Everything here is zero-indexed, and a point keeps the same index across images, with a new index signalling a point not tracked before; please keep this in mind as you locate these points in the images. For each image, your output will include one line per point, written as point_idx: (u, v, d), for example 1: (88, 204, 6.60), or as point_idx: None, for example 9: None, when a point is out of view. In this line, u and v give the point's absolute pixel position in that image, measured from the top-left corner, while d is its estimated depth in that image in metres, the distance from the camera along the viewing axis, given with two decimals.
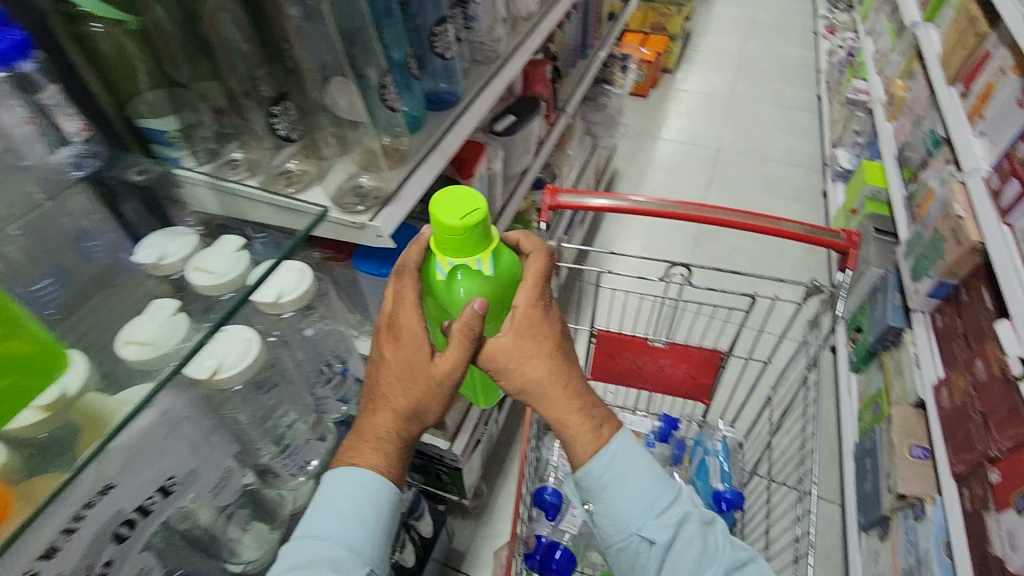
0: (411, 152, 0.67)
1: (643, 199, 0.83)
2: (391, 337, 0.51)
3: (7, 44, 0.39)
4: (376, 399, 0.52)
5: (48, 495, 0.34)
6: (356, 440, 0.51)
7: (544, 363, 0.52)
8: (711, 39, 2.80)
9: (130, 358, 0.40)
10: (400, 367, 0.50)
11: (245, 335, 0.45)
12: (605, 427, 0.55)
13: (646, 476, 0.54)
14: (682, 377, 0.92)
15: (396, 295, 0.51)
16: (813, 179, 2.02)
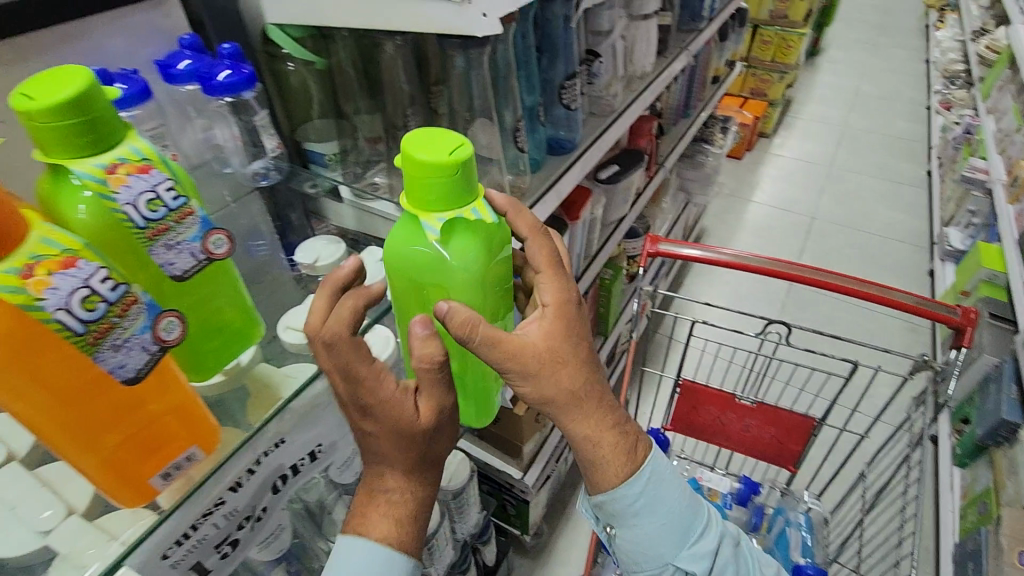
0: (530, 190, 0.73)
1: (743, 254, 0.84)
2: (360, 415, 0.40)
3: (239, 76, 0.48)
4: (375, 463, 0.43)
5: (232, 448, 0.35)
6: (365, 500, 0.44)
7: (576, 373, 0.42)
8: (812, 108, 2.77)
9: (290, 344, 0.42)
10: (390, 438, 0.41)
11: (385, 333, 0.50)
12: (636, 447, 0.49)
13: (679, 502, 0.51)
14: (769, 439, 0.89)
15: (338, 370, 0.38)
16: (918, 256, 1.92)
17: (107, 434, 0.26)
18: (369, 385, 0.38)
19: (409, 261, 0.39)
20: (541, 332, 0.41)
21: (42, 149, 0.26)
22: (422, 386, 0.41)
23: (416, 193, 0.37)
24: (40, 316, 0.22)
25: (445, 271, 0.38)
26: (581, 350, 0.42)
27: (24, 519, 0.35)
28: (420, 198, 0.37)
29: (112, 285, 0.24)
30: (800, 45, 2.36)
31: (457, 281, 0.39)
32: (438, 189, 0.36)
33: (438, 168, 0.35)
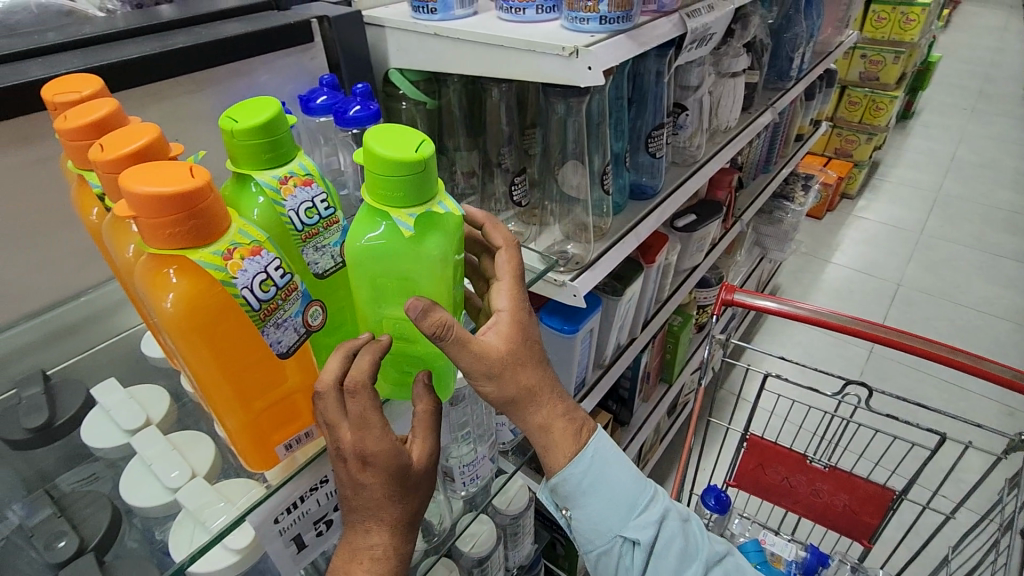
0: (611, 230, 0.76)
1: (821, 309, 0.82)
2: (360, 466, 0.35)
3: (367, 112, 0.54)
4: (358, 516, 0.38)
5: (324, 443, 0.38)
6: (343, 560, 0.38)
7: (533, 372, 0.43)
8: (901, 171, 2.67)
9: None
10: (387, 486, 0.36)
11: None
12: (583, 430, 0.49)
13: (624, 474, 0.51)
14: (841, 507, 0.85)
15: (350, 419, 0.34)
16: (1019, 335, 1.77)
17: (253, 398, 0.31)
18: (383, 432, 0.34)
19: (373, 266, 0.35)
20: (500, 340, 0.41)
21: (235, 161, 0.33)
22: (416, 431, 0.39)
23: (381, 190, 0.33)
24: (231, 290, 0.27)
25: (423, 273, 0.36)
26: (539, 357, 0.44)
27: (157, 477, 0.39)
28: (386, 198, 0.33)
29: (281, 274, 0.29)
30: (892, 108, 2.31)
31: (436, 285, 0.36)
32: (409, 185, 0.33)
33: (406, 165, 0.32)
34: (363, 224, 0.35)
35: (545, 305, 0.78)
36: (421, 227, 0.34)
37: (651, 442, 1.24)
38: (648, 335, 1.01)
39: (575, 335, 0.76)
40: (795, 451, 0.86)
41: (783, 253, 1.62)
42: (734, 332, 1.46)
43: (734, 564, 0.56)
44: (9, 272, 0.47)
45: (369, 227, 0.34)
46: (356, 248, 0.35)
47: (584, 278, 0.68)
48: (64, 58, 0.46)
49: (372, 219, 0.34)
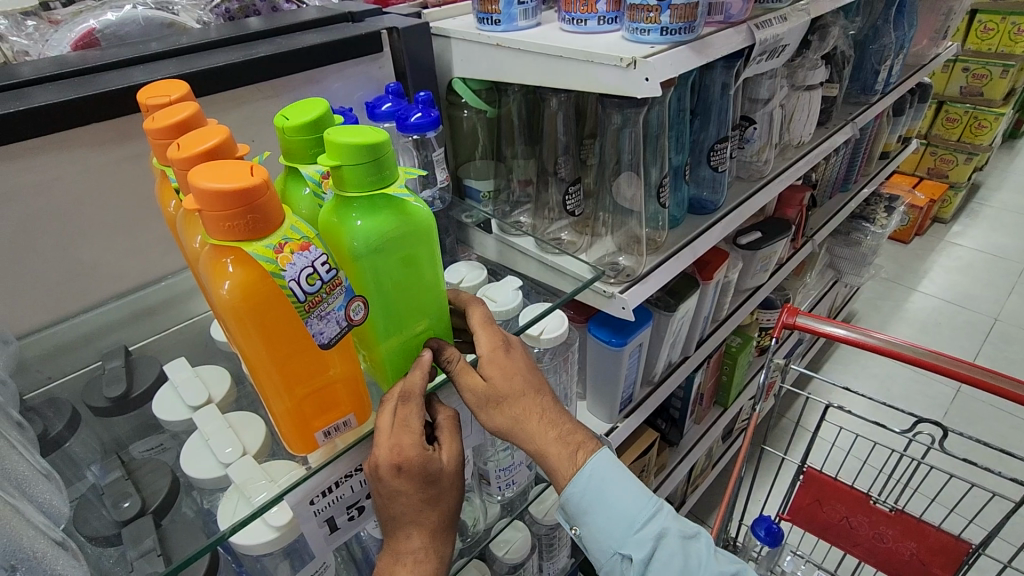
0: (666, 245, 0.75)
1: (894, 337, 0.76)
2: (393, 473, 0.38)
3: (427, 119, 0.56)
4: (399, 524, 0.40)
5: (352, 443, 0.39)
6: (388, 561, 0.41)
7: (522, 401, 0.45)
8: (1006, 196, 2.43)
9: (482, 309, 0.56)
10: (421, 490, 0.39)
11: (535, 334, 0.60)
12: (580, 450, 0.48)
13: (626, 493, 0.50)
14: (908, 555, 0.78)
15: (393, 425, 0.38)
16: None
17: (296, 385, 0.33)
18: (415, 433, 0.38)
19: (380, 259, 0.35)
20: (487, 376, 0.44)
21: (287, 155, 0.37)
22: (442, 436, 0.41)
23: (361, 178, 0.33)
24: (279, 282, 0.29)
25: (419, 243, 0.37)
26: (535, 382, 0.45)
27: (213, 451, 0.42)
28: (375, 184, 0.33)
29: (328, 269, 0.31)
30: (997, 126, 2.11)
31: (431, 248, 0.38)
32: (388, 163, 0.33)
33: (372, 145, 0.32)
34: (358, 223, 0.34)
35: (594, 317, 0.77)
36: (405, 201, 0.35)
37: (701, 466, 1.20)
38: (703, 354, 0.98)
39: (623, 349, 0.74)
40: (856, 488, 0.80)
41: (859, 277, 1.52)
42: (800, 358, 1.39)
43: None
44: (103, 257, 0.52)
45: (365, 223, 0.34)
46: (356, 247, 0.34)
47: (634, 291, 0.67)
48: (161, 66, 0.50)
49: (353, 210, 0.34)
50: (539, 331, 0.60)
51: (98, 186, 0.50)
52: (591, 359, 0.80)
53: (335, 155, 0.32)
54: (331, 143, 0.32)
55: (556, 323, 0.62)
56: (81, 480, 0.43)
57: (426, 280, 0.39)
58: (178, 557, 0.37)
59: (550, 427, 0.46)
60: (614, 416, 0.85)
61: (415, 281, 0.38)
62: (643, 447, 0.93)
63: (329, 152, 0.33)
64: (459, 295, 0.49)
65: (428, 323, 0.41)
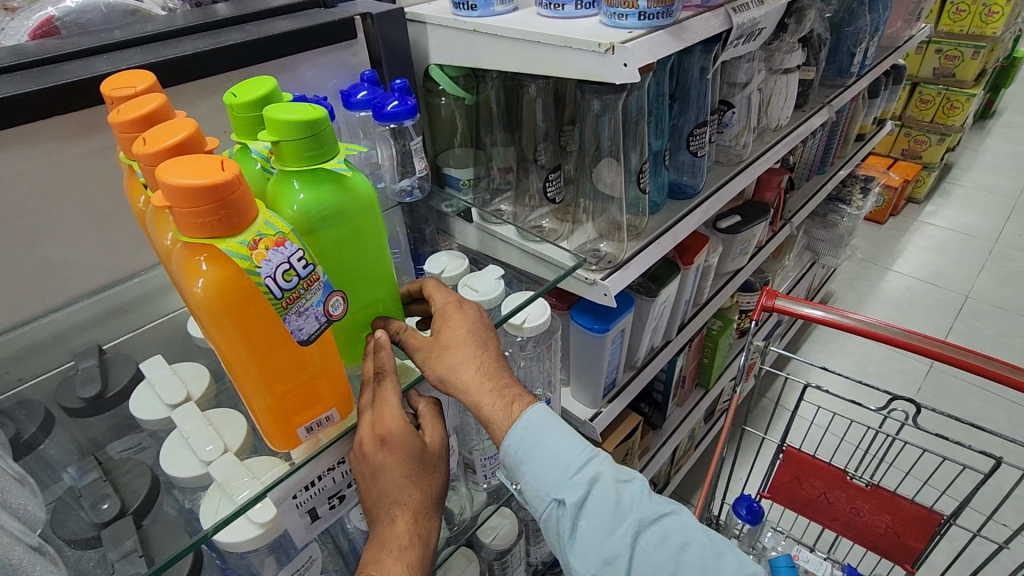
0: (647, 230, 0.75)
1: (869, 318, 0.78)
2: (378, 445, 0.39)
3: (404, 108, 0.55)
4: (384, 506, 0.40)
5: (331, 440, 0.39)
6: (373, 551, 0.39)
7: (469, 353, 0.45)
8: (976, 175, 2.49)
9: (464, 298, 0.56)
10: (405, 465, 0.40)
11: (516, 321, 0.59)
12: (517, 402, 0.47)
13: (560, 437, 0.48)
14: (883, 528, 0.81)
15: (372, 402, 0.40)
16: None
17: (276, 382, 0.33)
18: (397, 405, 0.40)
19: (324, 233, 0.35)
20: (441, 335, 0.46)
21: (238, 133, 0.37)
22: (424, 419, 0.43)
23: (299, 153, 0.33)
24: (255, 279, 0.28)
25: (363, 217, 0.37)
26: (485, 334, 0.47)
27: (193, 449, 0.41)
28: (314, 159, 0.33)
29: (304, 264, 0.30)
30: (968, 106, 2.15)
31: (374, 222, 0.38)
32: (327, 138, 0.33)
33: (307, 120, 0.32)
34: (297, 196, 0.34)
35: (576, 303, 0.77)
36: (345, 175, 0.35)
37: (684, 447, 1.22)
38: (685, 338, 0.99)
39: (606, 335, 0.75)
40: (834, 466, 0.82)
41: (836, 259, 1.55)
42: (779, 339, 1.42)
43: (679, 526, 0.47)
44: (72, 254, 0.51)
45: (306, 197, 0.34)
46: (299, 222, 0.34)
47: (615, 278, 0.67)
48: (127, 55, 0.49)
49: (294, 184, 0.34)
50: (522, 319, 0.60)
51: (64, 180, 0.48)
52: (573, 345, 0.80)
53: (274, 132, 0.32)
54: (270, 120, 0.32)
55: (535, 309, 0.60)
56: (57, 482, 0.43)
57: (373, 253, 0.39)
58: (162, 556, 0.36)
59: (494, 387, 0.45)
60: (599, 401, 0.85)
61: (361, 256, 0.38)
62: (627, 431, 0.94)
63: (270, 130, 0.33)
64: (416, 282, 0.51)
65: (378, 298, 0.41)
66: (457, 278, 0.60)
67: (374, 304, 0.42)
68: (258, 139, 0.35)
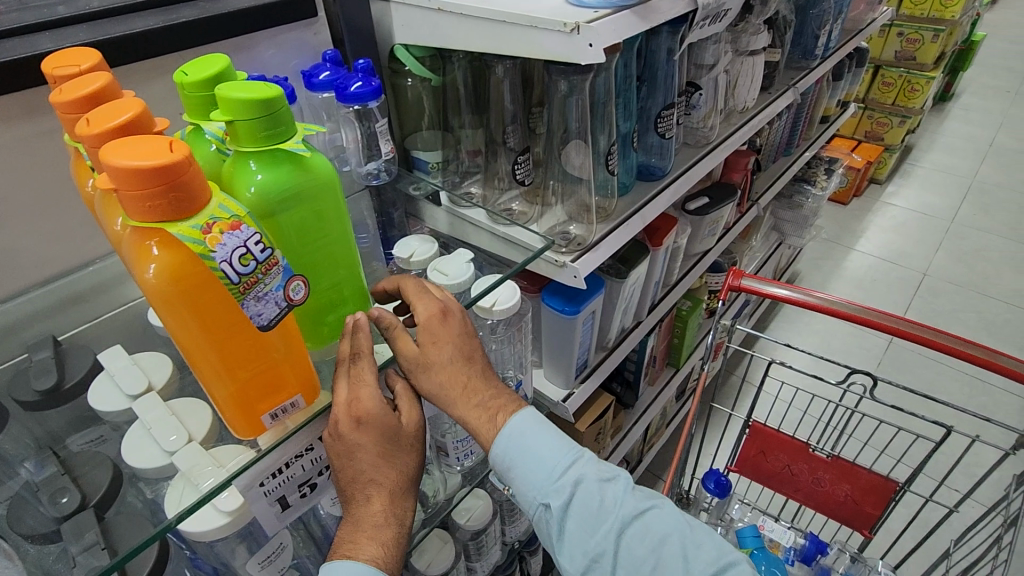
0: (616, 212, 0.76)
1: (831, 296, 0.80)
2: (354, 426, 0.39)
3: (368, 89, 0.54)
4: (358, 486, 0.41)
5: (298, 425, 0.39)
6: (349, 531, 0.41)
7: (453, 358, 0.46)
8: (935, 156, 2.57)
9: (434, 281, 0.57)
10: (381, 447, 0.41)
11: (486, 303, 0.59)
12: (501, 412, 0.49)
13: (543, 442, 0.49)
14: (842, 497, 0.84)
15: (348, 382, 0.40)
16: None
17: (237, 368, 0.32)
18: (372, 385, 0.40)
19: (283, 215, 0.35)
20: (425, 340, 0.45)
21: (190, 112, 0.36)
22: (401, 403, 0.44)
23: (255, 133, 0.32)
24: (209, 264, 0.28)
25: (323, 199, 0.36)
26: (469, 339, 0.47)
27: (156, 439, 0.40)
28: (270, 138, 0.32)
29: (261, 248, 0.29)
30: (928, 89, 2.21)
31: (336, 203, 0.38)
32: (283, 118, 0.33)
33: (261, 99, 0.31)
34: (255, 177, 0.33)
35: (547, 286, 0.77)
36: (303, 155, 0.35)
37: (656, 425, 1.25)
38: (655, 318, 1.01)
39: (576, 317, 0.76)
40: (798, 439, 0.85)
41: (801, 239, 1.59)
42: (747, 318, 1.45)
43: (662, 522, 0.48)
44: (19, 242, 0.49)
45: (265, 177, 0.33)
46: (258, 205, 0.33)
47: (584, 260, 0.68)
48: (71, 33, 0.46)
49: (251, 165, 0.33)
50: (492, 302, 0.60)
51: (8, 165, 0.46)
52: (545, 328, 0.81)
53: (227, 111, 0.32)
54: (222, 99, 0.31)
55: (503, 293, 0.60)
56: (14, 478, 0.41)
57: (335, 235, 0.39)
58: (125, 547, 0.36)
59: (477, 402, 0.47)
60: (571, 382, 0.87)
61: (323, 237, 0.38)
62: (599, 411, 0.96)
63: (222, 109, 0.32)
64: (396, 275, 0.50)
65: (343, 281, 0.41)
66: (427, 262, 0.60)
67: (339, 287, 0.41)
68: (212, 119, 0.33)
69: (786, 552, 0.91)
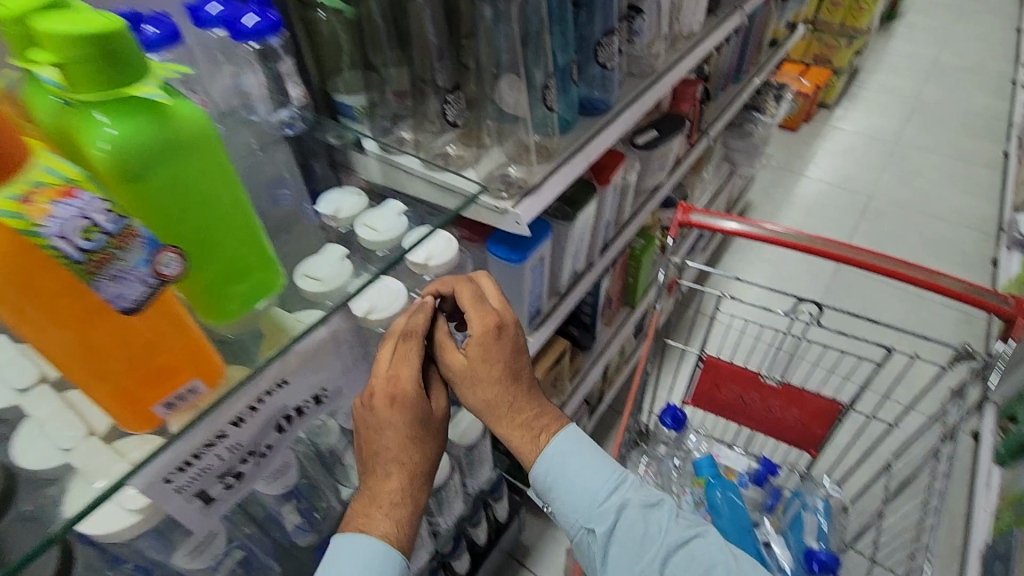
0: (558, 150, 0.72)
1: (780, 227, 0.79)
2: (388, 403, 0.47)
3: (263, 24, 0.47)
4: (382, 463, 0.47)
5: (206, 409, 0.35)
6: (365, 505, 0.46)
7: (500, 375, 0.51)
8: (881, 77, 2.58)
9: (363, 237, 0.52)
10: (411, 428, 0.47)
11: (420, 258, 0.55)
12: (545, 432, 0.53)
13: (588, 468, 0.52)
14: (792, 421, 0.87)
15: (393, 358, 0.48)
16: (984, 245, 1.79)
17: (111, 355, 0.29)
18: (412, 367, 0.48)
19: (150, 175, 0.30)
20: (473, 345, 0.51)
21: None
22: (436, 393, 0.52)
23: (91, 77, 0.27)
24: (40, 242, 0.24)
25: (200, 153, 0.31)
26: (521, 359, 0.52)
27: (49, 434, 0.36)
28: (113, 83, 0.27)
29: (110, 218, 0.25)
30: (874, 7, 2.19)
31: (218, 156, 0.33)
32: (127, 56, 0.27)
33: (91, 34, 0.25)
34: (104, 132, 0.28)
35: (491, 234, 0.74)
36: (161, 101, 0.29)
37: (615, 364, 1.27)
38: (607, 259, 0.99)
39: (523, 264, 0.73)
40: (750, 369, 0.86)
41: (752, 169, 1.58)
42: (701, 253, 1.46)
43: (703, 550, 0.50)
44: None
45: (115, 130, 0.28)
46: (111, 164, 0.28)
47: (525, 206, 0.65)
48: None
49: (98, 116, 0.28)
50: (427, 256, 0.56)
51: None
52: (493, 278, 0.78)
53: (51, 50, 0.26)
54: (41, 35, 0.25)
55: (438, 242, 0.57)
56: None
57: (225, 194, 0.34)
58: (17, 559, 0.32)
59: (522, 421, 0.52)
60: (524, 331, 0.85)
61: (210, 197, 0.33)
62: (555, 356, 0.95)
63: (46, 49, 0.26)
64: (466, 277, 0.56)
65: (244, 247, 0.36)
66: (356, 217, 0.55)
67: (242, 255, 0.37)
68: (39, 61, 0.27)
69: (740, 476, 0.97)
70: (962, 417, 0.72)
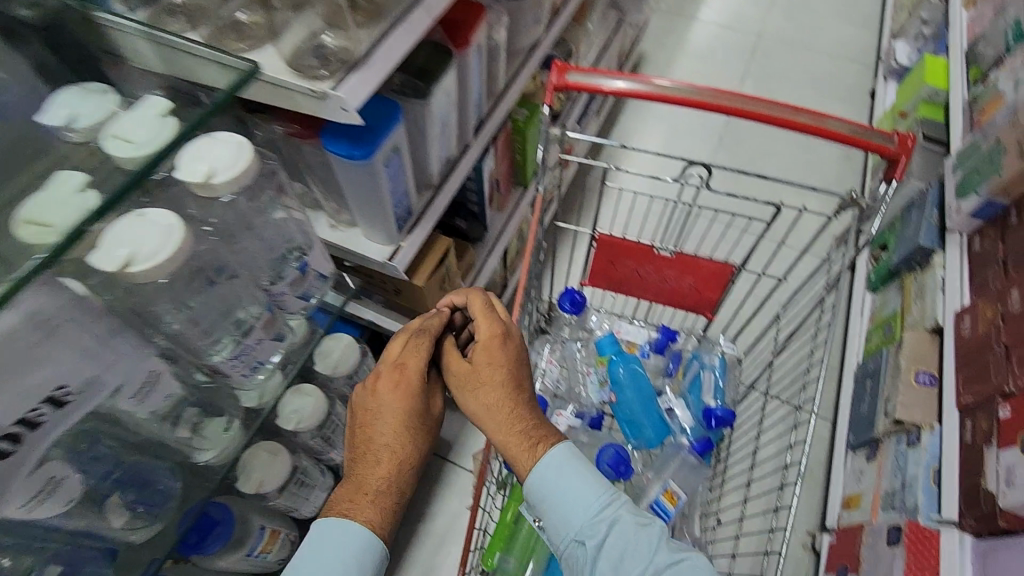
0: (390, 4, 0.54)
1: (666, 82, 0.69)
2: (391, 385, 0.61)
3: None
4: (377, 450, 0.59)
5: None
6: (350, 493, 0.57)
7: (495, 383, 0.59)
8: None
9: (114, 155, 0.38)
10: (402, 416, 0.60)
11: (199, 174, 0.41)
12: (542, 443, 0.57)
13: (580, 478, 0.55)
14: (688, 289, 0.85)
15: (403, 350, 0.63)
16: (864, 77, 1.80)
17: None
18: (416, 357, 0.62)
19: None
20: (477, 356, 0.61)
21: None
22: (436, 393, 0.65)
23: None
24: None
25: None
26: (520, 371, 0.61)
27: None
28: None
29: None
30: None
31: None
32: None
33: None
34: None
35: (325, 127, 0.59)
36: None
37: (515, 249, 1.20)
38: (486, 139, 0.87)
39: (372, 161, 0.59)
40: (643, 243, 0.82)
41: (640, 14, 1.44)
42: (594, 117, 1.36)
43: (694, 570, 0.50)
44: None
45: None
46: None
47: (351, 86, 0.50)
48: None
49: None
50: (207, 172, 0.41)
51: None
52: (343, 182, 0.64)
53: None
54: None
55: (207, 141, 0.43)
56: None
57: None
58: None
59: (519, 429, 0.58)
60: (395, 237, 0.74)
61: None
62: (437, 258, 0.85)
63: None
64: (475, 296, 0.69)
65: None
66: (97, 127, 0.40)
67: None
68: None
69: (642, 347, 0.96)
70: (845, 266, 0.72)
